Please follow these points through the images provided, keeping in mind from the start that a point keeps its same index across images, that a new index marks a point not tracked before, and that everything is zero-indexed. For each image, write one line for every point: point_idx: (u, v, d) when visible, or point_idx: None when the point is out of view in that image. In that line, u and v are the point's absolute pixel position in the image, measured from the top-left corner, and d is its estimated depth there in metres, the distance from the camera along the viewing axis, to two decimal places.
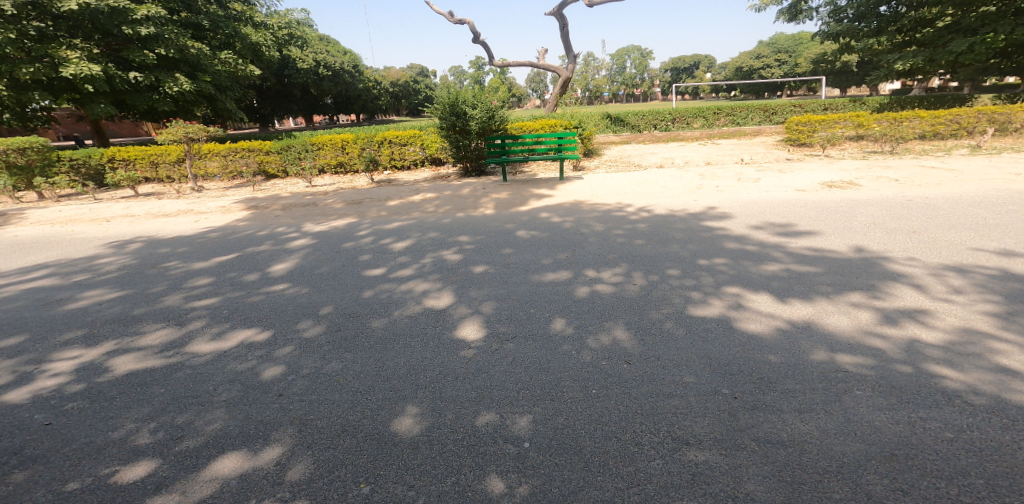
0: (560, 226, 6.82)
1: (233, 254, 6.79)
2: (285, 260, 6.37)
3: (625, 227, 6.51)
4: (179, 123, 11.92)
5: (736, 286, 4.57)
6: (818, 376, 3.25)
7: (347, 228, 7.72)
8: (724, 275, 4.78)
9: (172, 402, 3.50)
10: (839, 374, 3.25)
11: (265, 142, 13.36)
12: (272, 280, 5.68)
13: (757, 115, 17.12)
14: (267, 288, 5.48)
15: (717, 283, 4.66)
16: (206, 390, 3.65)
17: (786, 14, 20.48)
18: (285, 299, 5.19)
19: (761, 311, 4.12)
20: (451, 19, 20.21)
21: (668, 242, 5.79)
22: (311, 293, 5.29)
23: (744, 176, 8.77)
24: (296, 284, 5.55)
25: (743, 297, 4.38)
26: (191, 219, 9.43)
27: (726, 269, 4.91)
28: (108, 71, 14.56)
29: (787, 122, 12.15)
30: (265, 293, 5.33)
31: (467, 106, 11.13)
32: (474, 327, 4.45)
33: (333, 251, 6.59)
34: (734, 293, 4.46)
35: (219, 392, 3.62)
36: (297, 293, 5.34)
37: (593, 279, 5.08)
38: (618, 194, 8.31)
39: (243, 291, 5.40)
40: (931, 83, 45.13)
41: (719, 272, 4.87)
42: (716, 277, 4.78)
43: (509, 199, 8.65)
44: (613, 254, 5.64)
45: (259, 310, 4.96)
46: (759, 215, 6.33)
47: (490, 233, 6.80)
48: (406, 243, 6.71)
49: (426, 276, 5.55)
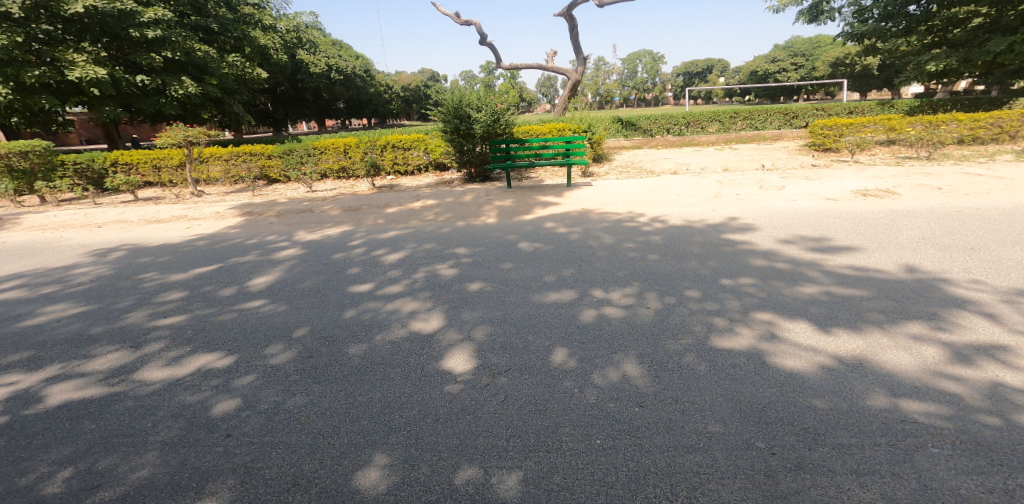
0: (566, 238, 6.25)
1: (215, 265, 6.32)
2: (267, 272, 5.89)
3: (637, 240, 5.92)
4: (178, 127, 11.47)
5: (768, 312, 3.95)
6: (880, 428, 2.65)
7: (340, 237, 7.24)
8: (752, 297, 4.19)
9: (99, 442, 3.08)
10: (907, 427, 2.65)
11: (267, 146, 12.96)
12: (249, 297, 5.17)
13: (776, 119, 16.10)
14: (242, 305, 4.98)
15: (745, 306, 4.07)
16: (143, 427, 3.23)
17: (807, 15, 19.55)
18: (258, 318, 4.70)
19: (800, 344, 3.50)
20: (457, 20, 19.66)
21: (685, 257, 5.17)
22: (288, 312, 4.79)
23: (766, 184, 8.03)
24: (273, 300, 5.06)
25: (776, 325, 3.77)
26: (183, 225, 8.84)
27: (754, 291, 4.29)
28: (115, 75, 14.25)
29: (811, 126, 11.46)
30: (238, 311, 4.85)
31: (471, 109, 10.64)
32: (463, 357, 3.89)
33: (320, 263, 6.09)
34: (764, 320, 3.85)
35: (159, 429, 3.20)
36: (272, 311, 4.82)
37: (601, 301, 4.50)
38: (630, 202, 7.71)
39: (215, 309, 4.91)
40: (956, 87, 43.45)
41: (747, 294, 4.25)
42: (743, 300, 4.17)
43: (513, 206, 8.09)
44: (624, 271, 5.05)
45: (227, 331, 4.46)
46: (787, 227, 5.68)
47: (490, 244, 6.26)
48: (400, 254, 6.20)
49: (416, 294, 5.01)
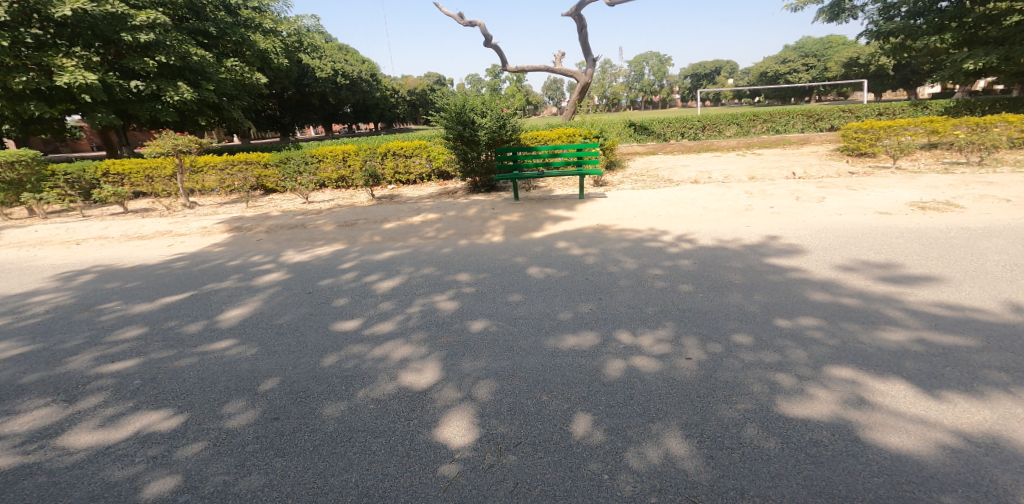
0: (581, 261, 5.49)
1: (185, 288, 5.60)
2: (242, 301, 5.14)
3: (664, 265, 5.14)
4: (168, 134, 10.10)
5: (847, 367, 3.15)
6: None
7: (329, 257, 6.49)
8: (824, 346, 3.39)
9: None
10: None
11: (263, 155, 12.23)
12: (215, 335, 4.42)
13: (799, 121, 15.22)
14: (206, 346, 4.24)
15: (816, 359, 3.27)
16: None
17: (827, 14, 18.71)
18: (221, 363, 3.96)
19: (901, 413, 2.71)
20: (461, 22, 18.85)
21: (726, 289, 4.39)
22: (258, 355, 4.05)
23: (803, 194, 7.14)
24: (244, 339, 4.33)
25: (861, 385, 2.97)
26: (166, 242, 7.69)
27: (822, 338, 3.49)
28: (107, 80, 13.12)
29: (844, 130, 10.55)
30: (200, 354, 4.11)
31: (475, 114, 9.92)
32: (462, 424, 3.14)
33: (303, 290, 5.35)
34: (845, 378, 3.06)
35: None
36: (240, 355, 4.08)
37: (629, 350, 3.74)
38: (651, 216, 6.92)
39: (174, 350, 4.18)
40: (974, 87, 42.31)
41: (815, 342, 3.45)
42: (811, 350, 3.37)
43: (521, 222, 7.33)
44: (653, 307, 4.28)
45: (182, 380, 3.73)
46: (842, 250, 4.89)
47: (495, 269, 5.51)
48: (395, 281, 5.45)
49: (409, 335, 4.26)
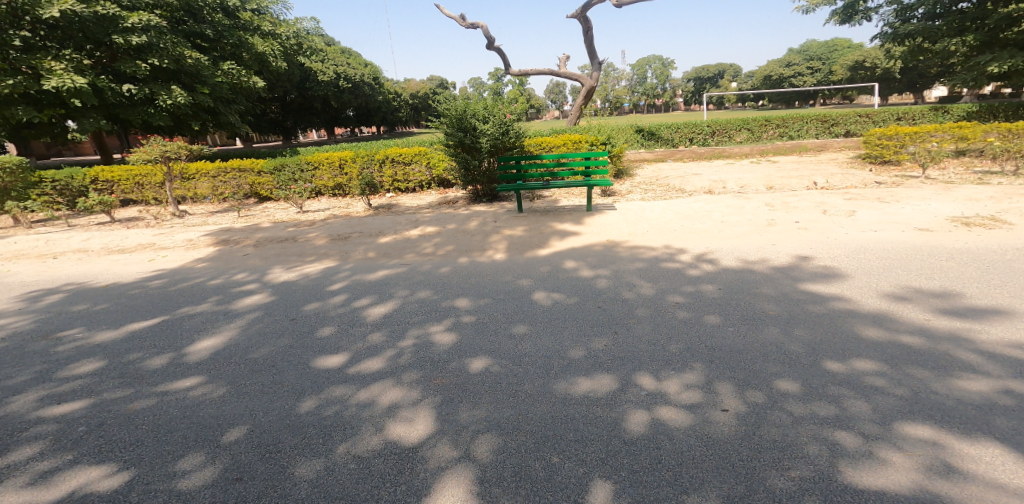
0: (593, 285, 4.99)
1: (157, 310, 5.09)
2: (217, 328, 4.62)
3: (686, 290, 4.64)
4: (156, 140, 9.50)
5: (923, 424, 2.66)
6: None
7: (318, 275, 5.99)
8: (888, 397, 2.89)
9: None
10: None
11: (257, 161, 11.65)
12: (179, 370, 3.92)
13: (813, 127, 14.67)
14: (168, 384, 3.73)
15: (882, 413, 2.78)
16: None
17: (840, 16, 18.19)
18: (182, 406, 3.44)
19: (1002, 487, 2.22)
20: (462, 23, 18.37)
21: (760, 323, 3.89)
22: (226, 397, 3.54)
23: (829, 206, 6.62)
24: (212, 376, 3.82)
25: (945, 449, 2.48)
26: (147, 256, 7.12)
27: (885, 386, 2.99)
28: (98, 84, 12.47)
29: (866, 136, 10.02)
30: (160, 394, 3.60)
31: (476, 120, 9.45)
32: (459, 491, 2.60)
33: (285, 315, 4.85)
34: (923, 439, 2.56)
35: None
36: (205, 396, 3.56)
37: (654, 397, 3.24)
38: (666, 231, 6.42)
39: (131, 389, 3.67)
40: (982, 90, 41.78)
41: (878, 392, 2.95)
42: (874, 403, 2.88)
43: (525, 236, 6.83)
44: (678, 344, 3.78)
45: (135, 427, 3.22)
46: (887, 274, 4.40)
47: (498, 294, 5.02)
48: (387, 307, 4.96)
49: (400, 375, 3.76)
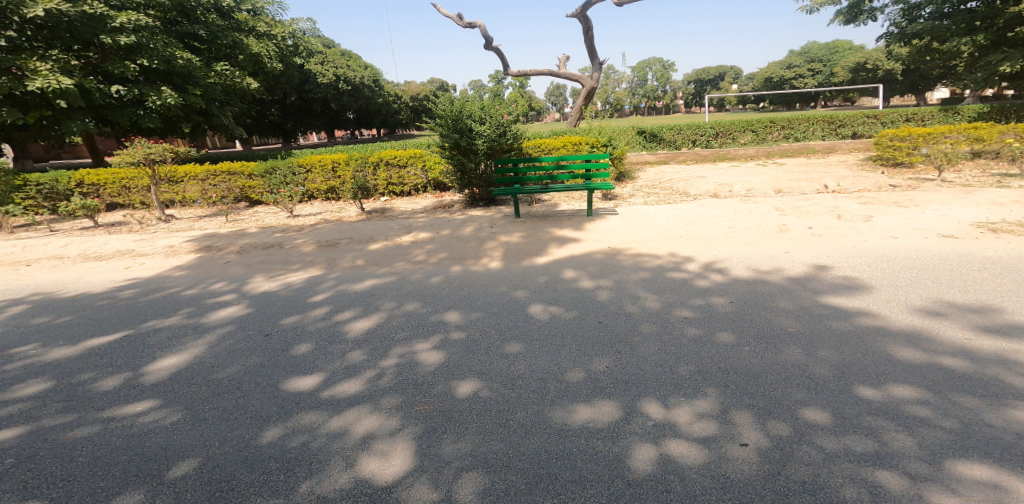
0: (592, 298, 4.63)
1: (120, 323, 4.74)
2: (183, 344, 4.27)
3: (694, 305, 4.28)
4: (140, 142, 9.14)
5: (979, 464, 2.31)
6: None
7: (300, 285, 5.64)
8: (934, 431, 2.54)
9: None
10: None
11: (248, 164, 11.34)
12: (133, 393, 3.56)
13: (819, 128, 14.30)
14: (117, 409, 3.37)
15: (929, 450, 2.43)
16: None
17: (844, 15, 17.85)
18: (129, 435, 3.08)
19: None
20: (460, 23, 18.06)
21: (779, 343, 3.53)
22: (178, 424, 3.18)
23: (844, 211, 6.26)
24: (168, 400, 3.46)
25: (1010, 494, 2.13)
26: (123, 264, 6.77)
27: (930, 418, 2.64)
28: (85, 85, 12.11)
29: (877, 137, 9.66)
30: (106, 421, 3.24)
31: (472, 121, 9.10)
32: None
33: (258, 329, 4.50)
34: (981, 481, 2.22)
35: None
36: (156, 423, 3.20)
37: (663, 428, 2.88)
38: (672, 238, 6.06)
39: (74, 414, 3.31)
40: (984, 93, 41.53)
41: (922, 425, 2.60)
42: (918, 436, 2.53)
43: (522, 243, 6.48)
44: (688, 367, 3.42)
45: (70, 460, 2.86)
46: (917, 286, 4.04)
47: (490, 307, 4.67)
48: (371, 321, 4.60)
49: (379, 401, 3.40)
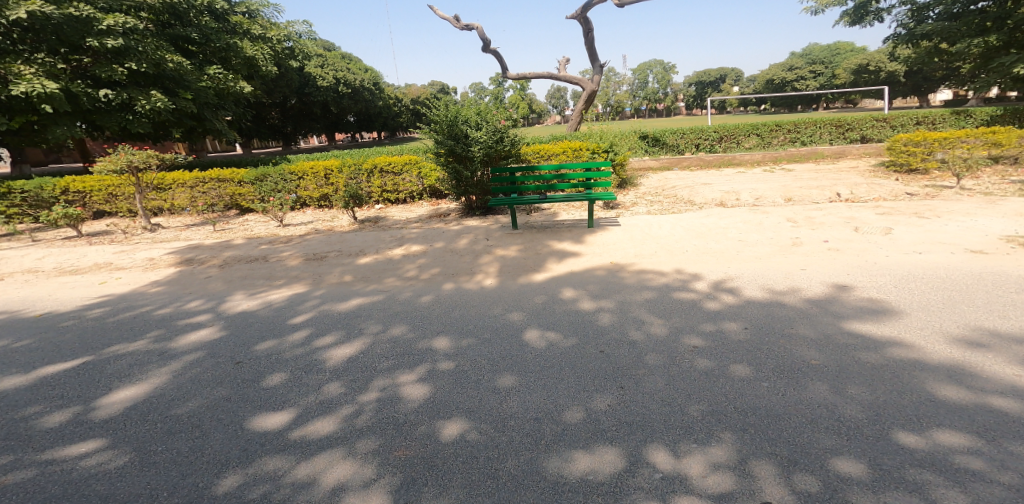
0: (594, 322, 4.27)
1: (81, 347, 4.38)
2: (145, 372, 3.90)
3: (705, 331, 3.91)
4: (123, 148, 8.80)
5: None
6: None
7: (281, 303, 5.28)
8: (992, 489, 2.17)
9: None
10: None
11: (239, 171, 10.91)
12: (80, 431, 3.20)
13: (827, 131, 13.90)
14: (59, 450, 3.01)
15: None
16: None
17: (850, 17, 17.51)
18: (65, 482, 2.72)
19: None
20: (457, 25, 17.76)
21: (801, 378, 3.16)
22: (124, 469, 2.82)
23: (860, 222, 5.89)
24: (118, 440, 3.10)
25: None
26: (98, 278, 6.41)
27: (988, 474, 2.26)
28: (72, 89, 11.77)
29: (890, 142, 9.29)
30: (44, 465, 2.87)
31: (468, 127, 8.76)
32: None
33: (230, 355, 4.14)
34: None
35: None
36: (99, 468, 2.84)
37: (675, 481, 2.51)
38: (677, 252, 5.70)
39: (9, 457, 2.95)
40: (987, 94, 41.20)
41: (978, 481, 2.23)
42: (975, 496, 2.15)
43: (519, 258, 6.12)
44: (701, 407, 3.05)
45: None
46: (950, 311, 3.67)
47: (483, 331, 4.31)
48: (354, 347, 4.23)
49: (353, 443, 3.04)
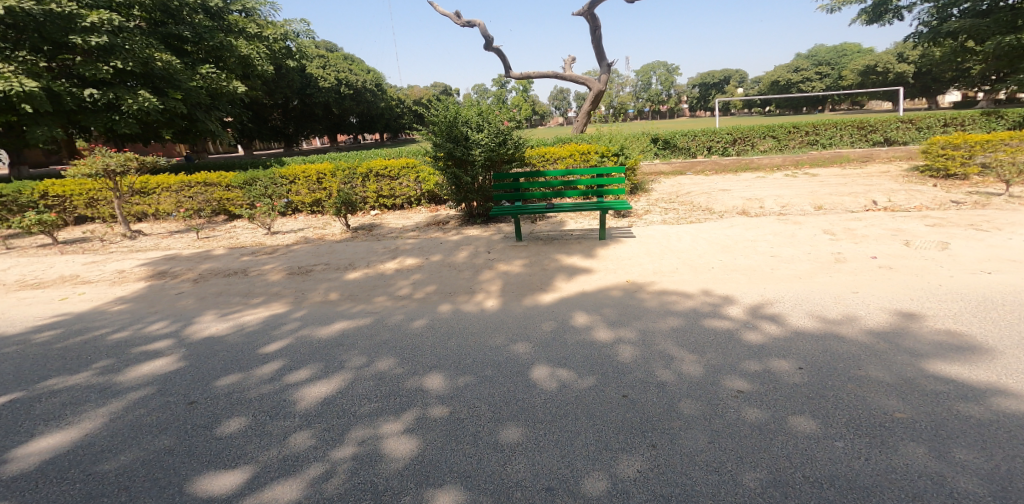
0: (614, 358, 3.62)
1: (13, 380, 3.75)
2: (77, 415, 3.27)
3: (749, 371, 3.27)
4: (100, 150, 8.22)
5: None
6: None
7: (253, 326, 4.64)
8: None
9: None
10: None
11: (226, 174, 10.32)
12: None
13: (848, 133, 13.23)
14: None
15: None
16: None
17: (868, 15, 16.83)
18: None
19: None
20: (457, 21, 17.18)
21: (887, 437, 2.52)
22: None
23: (908, 234, 5.25)
24: None
25: None
26: (58, 294, 5.80)
27: None
28: (53, 88, 11.19)
29: (927, 144, 8.63)
30: None
31: (468, 129, 8.15)
32: None
33: (183, 393, 3.51)
34: None
35: None
36: None
37: None
38: (704, 269, 5.06)
39: None
40: (1001, 95, 40.30)
41: None
42: None
43: (524, 275, 5.49)
44: (762, 476, 2.41)
45: None
46: None
47: (483, 367, 3.67)
48: (331, 384, 3.59)
49: None
